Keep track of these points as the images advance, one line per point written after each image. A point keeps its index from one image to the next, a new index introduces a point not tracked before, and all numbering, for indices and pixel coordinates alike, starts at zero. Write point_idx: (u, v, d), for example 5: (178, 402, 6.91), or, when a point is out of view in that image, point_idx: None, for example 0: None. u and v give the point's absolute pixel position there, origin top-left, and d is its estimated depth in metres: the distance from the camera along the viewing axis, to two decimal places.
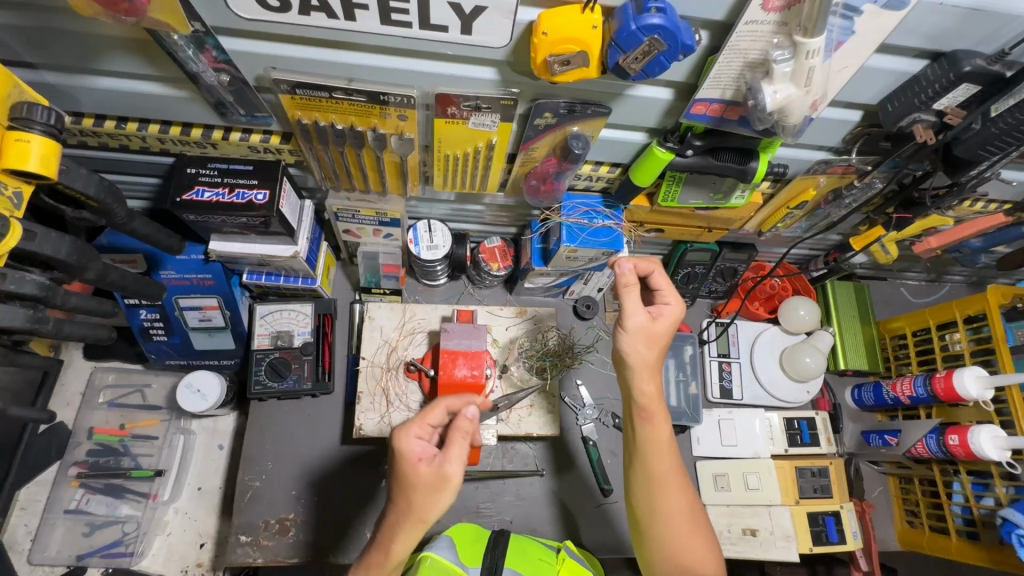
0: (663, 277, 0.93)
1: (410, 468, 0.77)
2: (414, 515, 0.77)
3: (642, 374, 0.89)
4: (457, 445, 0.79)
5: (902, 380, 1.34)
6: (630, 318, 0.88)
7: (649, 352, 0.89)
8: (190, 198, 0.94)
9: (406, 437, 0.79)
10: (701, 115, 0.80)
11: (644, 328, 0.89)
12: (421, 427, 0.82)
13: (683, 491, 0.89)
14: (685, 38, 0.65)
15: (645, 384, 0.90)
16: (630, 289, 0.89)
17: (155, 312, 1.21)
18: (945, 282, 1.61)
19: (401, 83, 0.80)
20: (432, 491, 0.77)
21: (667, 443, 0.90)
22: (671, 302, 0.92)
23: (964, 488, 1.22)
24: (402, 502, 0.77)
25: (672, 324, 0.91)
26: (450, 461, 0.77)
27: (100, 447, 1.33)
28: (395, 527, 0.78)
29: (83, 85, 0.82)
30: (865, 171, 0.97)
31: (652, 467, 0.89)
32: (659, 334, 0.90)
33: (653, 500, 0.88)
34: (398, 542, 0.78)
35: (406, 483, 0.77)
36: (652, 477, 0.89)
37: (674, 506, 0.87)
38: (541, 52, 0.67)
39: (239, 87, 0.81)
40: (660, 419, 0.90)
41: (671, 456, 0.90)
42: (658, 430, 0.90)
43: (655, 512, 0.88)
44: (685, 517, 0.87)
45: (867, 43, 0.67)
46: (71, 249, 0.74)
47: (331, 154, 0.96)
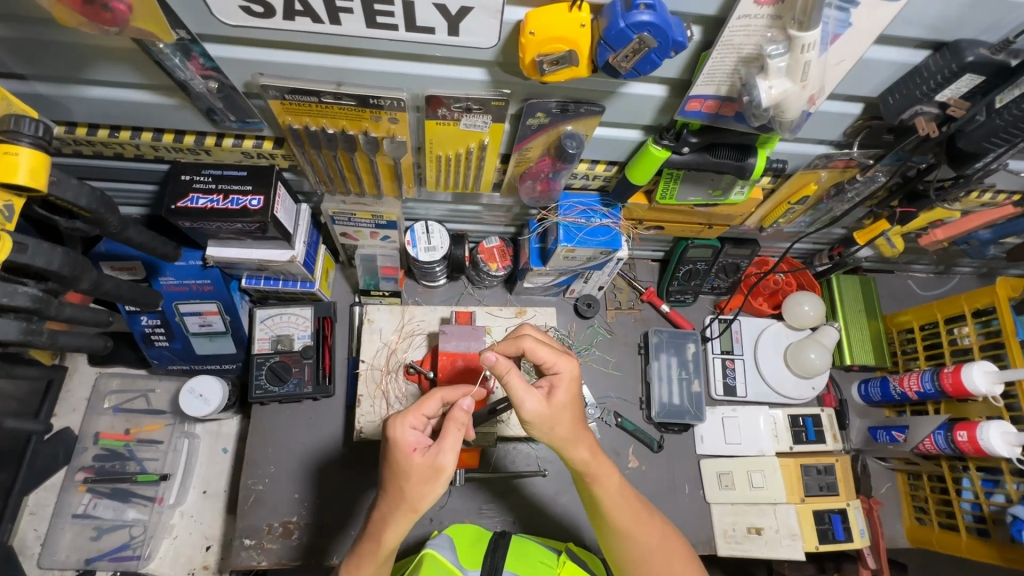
0: (543, 348, 0.83)
1: (404, 458, 0.77)
2: (407, 503, 0.77)
3: (568, 443, 0.82)
4: (451, 437, 0.78)
5: (909, 374, 1.32)
6: (527, 406, 0.80)
7: (560, 427, 0.82)
8: (185, 205, 0.94)
9: (401, 426, 0.78)
10: (696, 112, 0.78)
11: (543, 410, 0.81)
12: (417, 417, 0.81)
13: (653, 530, 0.87)
14: (676, 34, 0.63)
15: (575, 450, 0.83)
16: (511, 375, 0.79)
17: (156, 318, 1.21)
18: (954, 274, 1.57)
19: (391, 86, 0.79)
20: (426, 481, 0.77)
21: (617, 494, 0.86)
22: (561, 370, 0.83)
23: (974, 484, 1.20)
24: (395, 491, 0.78)
25: (572, 391, 0.83)
26: (444, 452, 0.77)
27: (106, 452, 1.35)
28: (388, 516, 0.79)
29: (73, 95, 0.82)
30: (868, 165, 0.94)
31: (611, 520, 0.86)
32: (564, 407, 0.82)
33: (626, 547, 0.87)
34: (389, 530, 0.78)
35: (400, 472, 0.78)
36: (617, 530, 0.86)
37: (648, 548, 0.86)
38: (529, 52, 0.66)
39: (228, 93, 0.80)
40: (605, 475, 0.85)
41: (624, 503, 0.86)
42: (604, 488, 0.85)
43: (633, 558, 0.87)
44: (661, 555, 0.86)
45: (865, 35, 0.65)
46: (64, 260, 0.74)
47: (325, 158, 0.96)
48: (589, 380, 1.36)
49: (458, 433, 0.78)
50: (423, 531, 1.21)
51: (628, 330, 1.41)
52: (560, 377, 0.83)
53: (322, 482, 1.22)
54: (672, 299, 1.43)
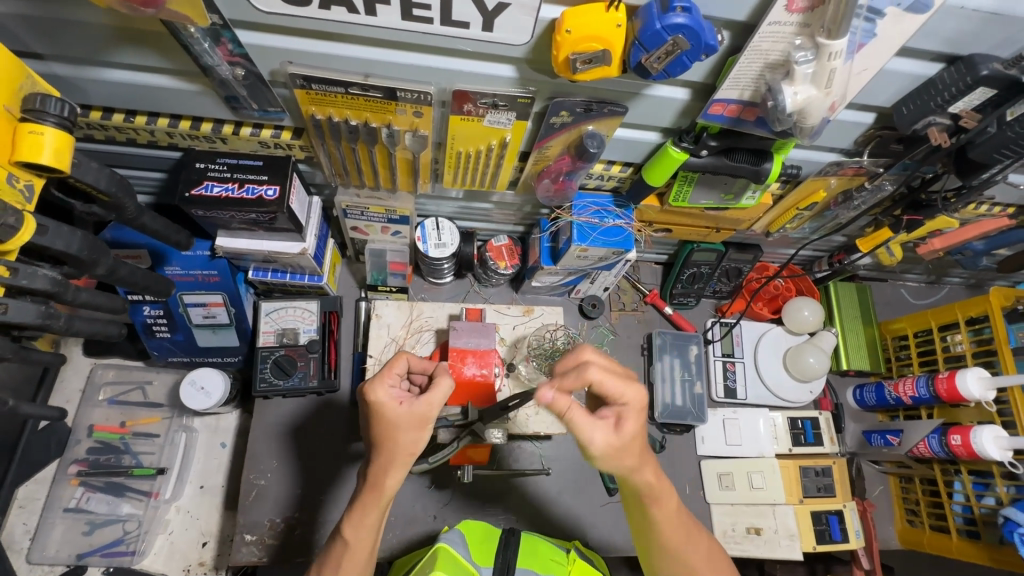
0: (612, 378, 0.81)
1: (391, 410, 0.79)
2: (402, 449, 0.80)
3: (636, 468, 0.82)
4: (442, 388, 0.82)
5: (904, 380, 1.35)
6: (596, 437, 0.78)
7: (628, 458, 0.80)
8: (199, 193, 0.93)
9: (379, 387, 0.79)
10: (718, 116, 0.80)
11: (611, 443, 0.79)
12: (392, 378, 0.83)
13: (702, 547, 0.90)
14: (708, 38, 0.64)
15: (643, 474, 0.82)
16: (571, 413, 0.77)
17: (159, 309, 1.19)
18: (944, 285, 1.62)
19: (418, 80, 0.80)
20: (417, 428, 0.80)
21: (676, 516, 0.87)
22: (632, 400, 0.80)
23: (965, 487, 1.23)
24: (386, 440, 0.80)
25: (639, 421, 0.80)
26: (432, 400, 0.80)
27: (101, 445, 1.31)
28: (385, 464, 0.80)
29: (93, 77, 0.81)
30: (876, 173, 0.97)
31: (665, 539, 0.87)
32: (633, 438, 0.80)
33: (679, 555, 0.88)
34: (390, 478, 0.81)
35: (392, 424, 0.79)
36: (671, 548, 0.88)
37: (697, 566, 0.88)
38: (564, 50, 0.67)
39: (253, 81, 0.80)
40: (667, 497, 0.85)
41: (679, 525, 0.88)
42: (663, 512, 0.86)
43: (681, 572, 0.89)
44: (708, 566, 0.89)
45: (888, 46, 0.67)
46: (83, 243, 0.73)
47: (343, 150, 0.95)
48: None
49: (440, 383, 0.81)
50: (426, 528, 1.20)
51: (632, 331, 1.42)
52: (629, 406, 0.80)
53: (327, 477, 1.21)
54: (675, 301, 1.45)
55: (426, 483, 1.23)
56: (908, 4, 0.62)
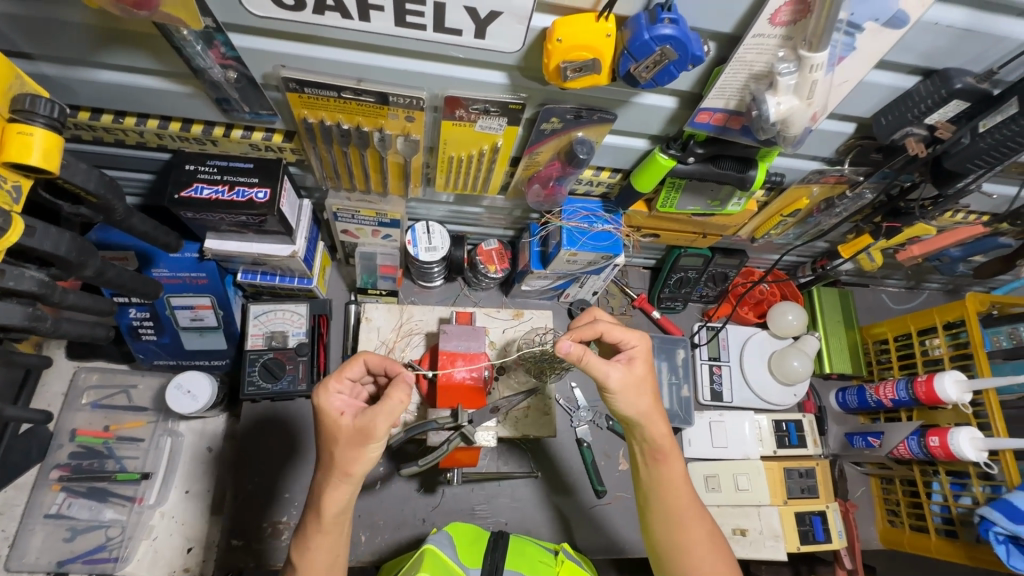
0: (619, 329, 0.91)
1: (332, 421, 0.80)
2: (338, 469, 0.78)
3: (649, 419, 0.89)
4: (383, 406, 0.77)
5: (884, 383, 1.39)
6: (612, 376, 0.86)
7: (641, 398, 0.88)
8: (189, 195, 0.93)
9: (326, 393, 0.81)
10: (704, 124, 0.82)
11: (626, 379, 0.87)
12: (341, 384, 0.85)
13: (701, 525, 0.90)
14: (694, 49, 0.66)
15: (653, 427, 0.90)
16: (589, 357, 0.84)
17: (145, 311, 1.18)
18: (923, 290, 1.67)
19: (410, 85, 0.81)
20: (355, 445, 0.77)
21: (682, 478, 0.91)
22: (637, 343, 0.91)
23: (943, 487, 1.26)
24: (327, 456, 0.79)
25: (647, 362, 0.91)
26: (369, 415, 0.76)
27: (84, 450, 1.29)
28: (324, 482, 0.79)
29: (83, 77, 0.80)
30: (857, 182, 1.00)
31: (669, 502, 0.90)
32: (641, 378, 0.89)
33: (674, 536, 0.89)
34: (328, 499, 0.79)
35: (332, 437, 0.80)
36: (673, 512, 0.90)
37: (695, 541, 0.88)
38: (554, 58, 0.68)
39: (246, 84, 0.81)
40: (674, 458, 0.92)
41: (684, 488, 0.91)
42: (670, 469, 0.91)
43: (678, 547, 0.89)
44: (705, 546, 0.88)
45: (867, 59, 0.69)
46: (71, 245, 0.73)
47: (334, 153, 0.96)
48: (581, 384, 1.38)
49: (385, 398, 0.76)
50: (416, 532, 1.20)
51: None
52: (637, 351, 0.91)
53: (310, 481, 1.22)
54: (663, 306, 1.47)
55: (415, 487, 1.23)
56: (885, 19, 0.64)
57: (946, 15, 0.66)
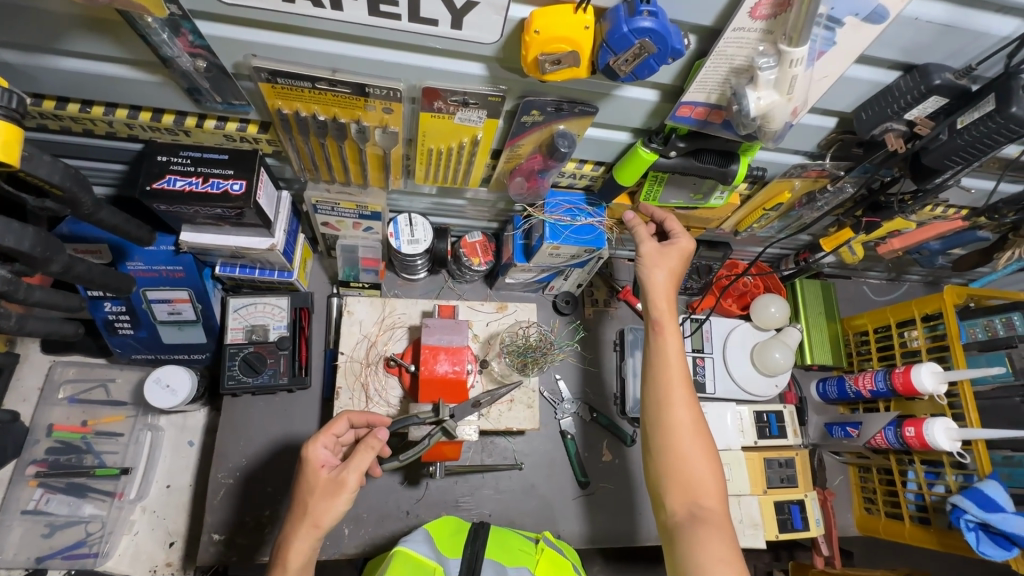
0: (676, 221, 0.99)
1: (311, 472, 0.85)
2: (309, 518, 0.82)
3: (656, 286, 0.95)
4: (358, 456, 0.84)
5: (864, 374, 1.41)
6: (644, 242, 0.97)
7: (659, 272, 0.95)
8: (161, 187, 0.91)
9: (312, 445, 0.87)
10: (686, 118, 0.81)
11: (654, 253, 0.96)
12: (330, 438, 0.90)
13: (689, 407, 0.89)
14: (674, 42, 0.65)
15: (657, 296, 0.94)
16: (638, 224, 0.98)
17: (121, 305, 1.15)
18: (904, 281, 1.69)
19: (386, 76, 0.79)
20: (328, 495, 0.83)
21: (678, 359, 0.92)
22: (682, 237, 0.97)
23: (918, 476, 1.29)
24: (300, 505, 0.83)
25: (684, 256, 0.97)
26: (345, 468, 0.83)
27: (61, 445, 1.27)
28: (291, 534, 0.82)
29: (45, 65, 0.77)
30: (838, 176, 1.00)
31: (663, 377, 0.91)
32: (672, 264, 0.96)
33: (661, 413, 0.90)
34: (292, 551, 0.81)
35: (308, 488, 0.84)
36: (664, 389, 0.90)
37: (682, 421, 0.89)
38: (532, 50, 0.67)
39: (216, 73, 0.78)
40: (671, 338, 0.93)
41: (677, 366, 0.92)
42: (666, 344, 0.93)
43: (664, 429, 0.89)
44: (692, 429, 0.88)
45: (847, 53, 0.69)
46: (36, 240, 0.71)
47: (311, 145, 0.94)
48: (566, 376, 1.38)
49: (361, 453, 0.84)
50: (399, 524, 1.20)
51: (604, 327, 1.43)
52: (680, 243, 0.97)
53: None
54: None
55: (399, 479, 1.23)
56: (866, 14, 0.63)
57: (926, 11, 0.66)
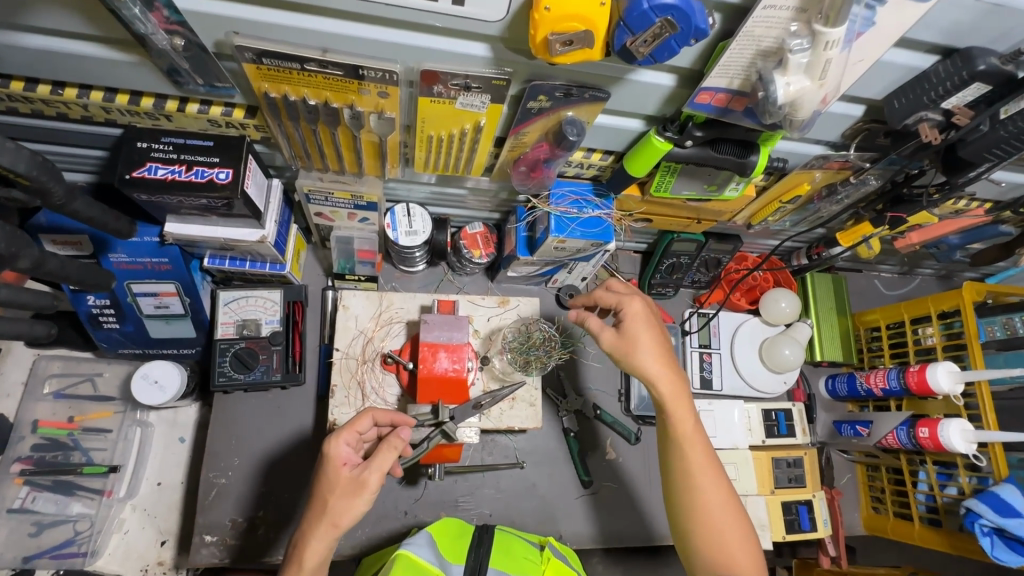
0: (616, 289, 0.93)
1: (332, 469, 0.79)
2: (327, 518, 0.77)
3: (652, 374, 0.88)
4: (383, 455, 0.79)
5: (876, 372, 1.37)
6: (601, 335, 0.92)
7: (637, 355, 0.89)
8: (141, 175, 0.85)
9: (334, 442, 0.80)
10: (705, 105, 0.75)
11: (618, 340, 0.91)
12: (353, 435, 0.82)
13: (717, 484, 0.86)
14: (699, 21, 0.59)
15: (659, 385, 0.88)
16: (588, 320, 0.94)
17: (105, 298, 1.10)
18: (917, 275, 1.64)
19: (383, 57, 0.72)
20: (349, 494, 0.78)
21: (693, 435, 0.88)
22: (632, 304, 0.91)
23: (930, 477, 1.26)
24: (318, 503, 0.78)
25: (644, 321, 0.90)
26: (371, 468, 0.78)
27: (47, 442, 1.23)
28: (308, 531, 0.77)
29: (9, 43, 0.71)
30: (862, 168, 0.95)
31: (684, 459, 0.87)
32: (645, 339, 0.89)
33: (689, 493, 0.87)
34: (309, 550, 0.77)
35: (327, 486, 0.79)
36: (687, 471, 0.87)
37: (711, 500, 0.86)
38: (541, 29, 0.60)
39: (196, 53, 0.72)
40: (683, 418, 0.88)
41: (698, 443, 0.88)
42: (682, 425, 0.88)
43: (693, 509, 0.86)
44: (719, 506, 0.86)
45: (886, 35, 0.63)
46: (1, 237, 0.67)
47: (302, 131, 0.87)
48: (569, 372, 1.34)
49: (388, 451, 0.80)
50: (397, 525, 1.17)
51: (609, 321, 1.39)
52: (630, 313, 0.91)
53: (296, 476, 1.16)
54: (653, 292, 1.42)
55: (396, 479, 1.19)
56: None
57: None
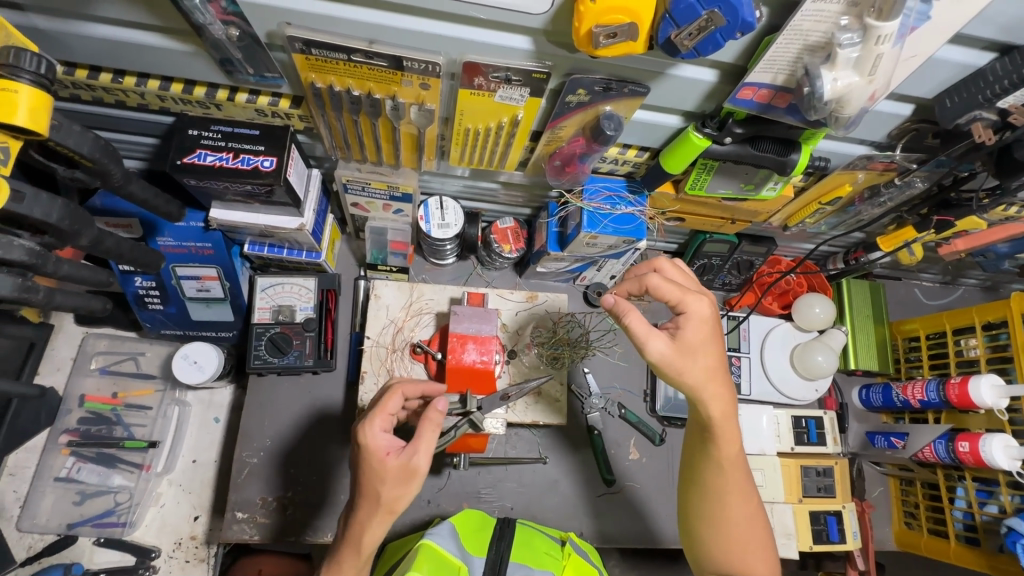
0: (665, 284, 0.83)
1: (377, 462, 0.78)
2: (385, 505, 0.77)
3: (703, 393, 0.82)
4: (425, 436, 0.79)
5: (913, 383, 1.32)
6: (652, 340, 0.82)
7: (687, 371, 0.81)
8: (191, 161, 0.89)
9: (372, 431, 0.79)
10: (746, 101, 0.74)
11: (673, 348, 0.81)
12: (385, 419, 0.81)
13: (746, 504, 0.87)
14: (746, 14, 0.59)
15: (710, 405, 0.83)
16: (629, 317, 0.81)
17: (151, 280, 1.15)
18: (960, 285, 1.58)
19: (426, 49, 0.74)
20: (402, 481, 0.78)
21: (735, 459, 0.86)
22: (689, 305, 0.82)
23: (968, 494, 1.21)
24: (371, 492, 0.78)
25: (700, 329, 0.82)
26: (418, 453, 0.77)
27: (93, 415, 1.30)
28: (365, 519, 0.78)
29: (76, 31, 0.75)
30: (908, 169, 0.92)
31: (721, 479, 0.87)
32: (696, 355, 0.82)
33: (716, 507, 0.87)
34: (370, 535, 0.78)
35: (376, 476, 0.78)
36: (721, 489, 0.87)
37: (738, 516, 0.87)
38: (586, 21, 0.61)
39: (249, 43, 0.75)
40: (726, 440, 0.85)
41: (739, 469, 0.86)
42: (726, 448, 0.86)
43: (717, 521, 0.87)
44: (742, 522, 0.87)
45: (941, 29, 0.61)
46: (63, 213, 0.70)
47: (344, 122, 0.90)
48: (595, 370, 1.34)
49: (431, 433, 0.79)
50: (420, 513, 1.18)
51: None
52: (687, 316, 0.82)
53: (323, 459, 1.19)
54: None
55: None
56: None
57: None
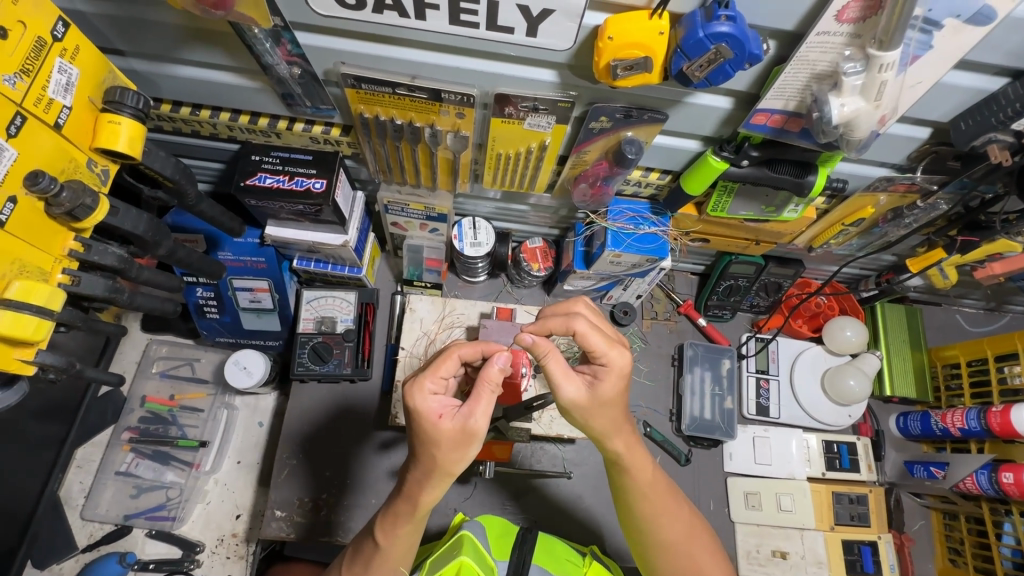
0: (596, 336, 0.81)
1: (431, 425, 0.75)
2: (442, 468, 0.76)
3: (606, 434, 0.84)
4: (482, 399, 0.75)
5: (953, 411, 1.28)
6: (567, 390, 0.80)
7: (597, 418, 0.82)
8: (252, 183, 0.99)
9: (422, 397, 0.76)
10: (761, 126, 0.79)
11: (585, 398, 0.80)
12: (436, 382, 0.78)
13: (678, 522, 0.89)
14: (753, 47, 0.64)
15: (614, 441, 0.85)
16: (549, 358, 0.78)
17: (210, 291, 1.26)
18: (1006, 312, 1.52)
19: (462, 83, 0.83)
20: (460, 446, 0.75)
21: (651, 482, 0.89)
22: (613, 358, 0.81)
23: (1016, 530, 1.15)
24: (427, 457, 0.76)
25: (619, 383, 0.82)
26: (475, 415, 0.74)
27: (151, 415, 1.41)
28: (422, 482, 0.78)
29: (166, 72, 0.88)
30: (930, 191, 0.94)
31: (646, 507, 0.88)
32: (605, 413, 0.82)
33: (657, 535, 0.89)
34: (427, 494, 0.79)
35: (430, 441, 0.75)
36: (649, 516, 0.89)
37: (678, 537, 0.89)
38: (605, 56, 0.68)
39: (309, 79, 0.85)
40: (637, 466, 0.87)
41: (660, 489, 0.90)
42: (640, 479, 0.88)
43: (662, 547, 0.89)
44: (688, 539, 0.89)
45: (945, 58, 0.65)
46: (148, 226, 0.82)
47: (387, 148, 0.99)
48: None
49: (488, 395, 0.75)
50: (447, 520, 1.22)
51: (662, 340, 1.41)
52: (609, 368, 0.81)
53: (356, 463, 1.25)
54: (709, 313, 1.42)
55: None
56: (968, 15, 0.60)
57: None
